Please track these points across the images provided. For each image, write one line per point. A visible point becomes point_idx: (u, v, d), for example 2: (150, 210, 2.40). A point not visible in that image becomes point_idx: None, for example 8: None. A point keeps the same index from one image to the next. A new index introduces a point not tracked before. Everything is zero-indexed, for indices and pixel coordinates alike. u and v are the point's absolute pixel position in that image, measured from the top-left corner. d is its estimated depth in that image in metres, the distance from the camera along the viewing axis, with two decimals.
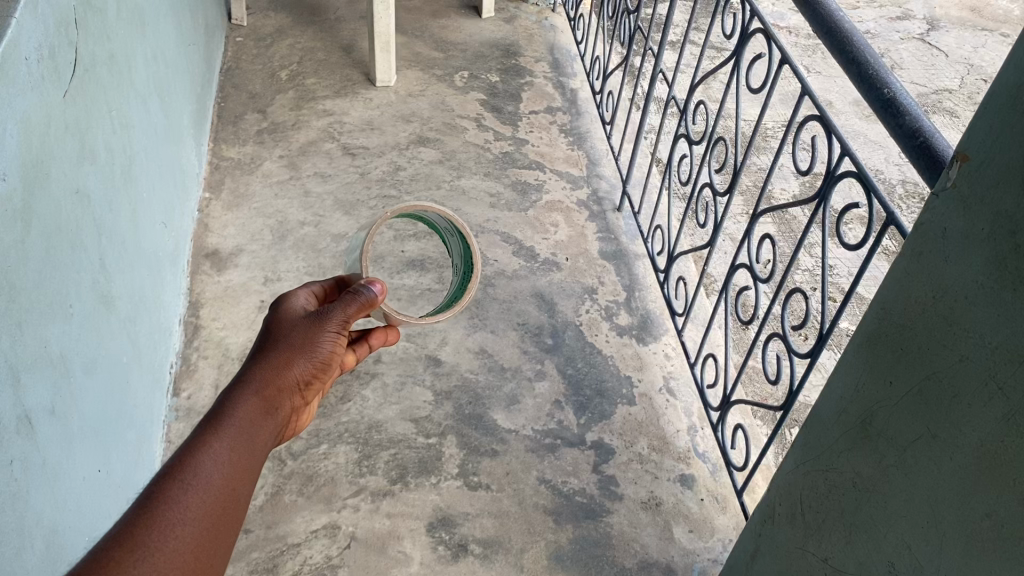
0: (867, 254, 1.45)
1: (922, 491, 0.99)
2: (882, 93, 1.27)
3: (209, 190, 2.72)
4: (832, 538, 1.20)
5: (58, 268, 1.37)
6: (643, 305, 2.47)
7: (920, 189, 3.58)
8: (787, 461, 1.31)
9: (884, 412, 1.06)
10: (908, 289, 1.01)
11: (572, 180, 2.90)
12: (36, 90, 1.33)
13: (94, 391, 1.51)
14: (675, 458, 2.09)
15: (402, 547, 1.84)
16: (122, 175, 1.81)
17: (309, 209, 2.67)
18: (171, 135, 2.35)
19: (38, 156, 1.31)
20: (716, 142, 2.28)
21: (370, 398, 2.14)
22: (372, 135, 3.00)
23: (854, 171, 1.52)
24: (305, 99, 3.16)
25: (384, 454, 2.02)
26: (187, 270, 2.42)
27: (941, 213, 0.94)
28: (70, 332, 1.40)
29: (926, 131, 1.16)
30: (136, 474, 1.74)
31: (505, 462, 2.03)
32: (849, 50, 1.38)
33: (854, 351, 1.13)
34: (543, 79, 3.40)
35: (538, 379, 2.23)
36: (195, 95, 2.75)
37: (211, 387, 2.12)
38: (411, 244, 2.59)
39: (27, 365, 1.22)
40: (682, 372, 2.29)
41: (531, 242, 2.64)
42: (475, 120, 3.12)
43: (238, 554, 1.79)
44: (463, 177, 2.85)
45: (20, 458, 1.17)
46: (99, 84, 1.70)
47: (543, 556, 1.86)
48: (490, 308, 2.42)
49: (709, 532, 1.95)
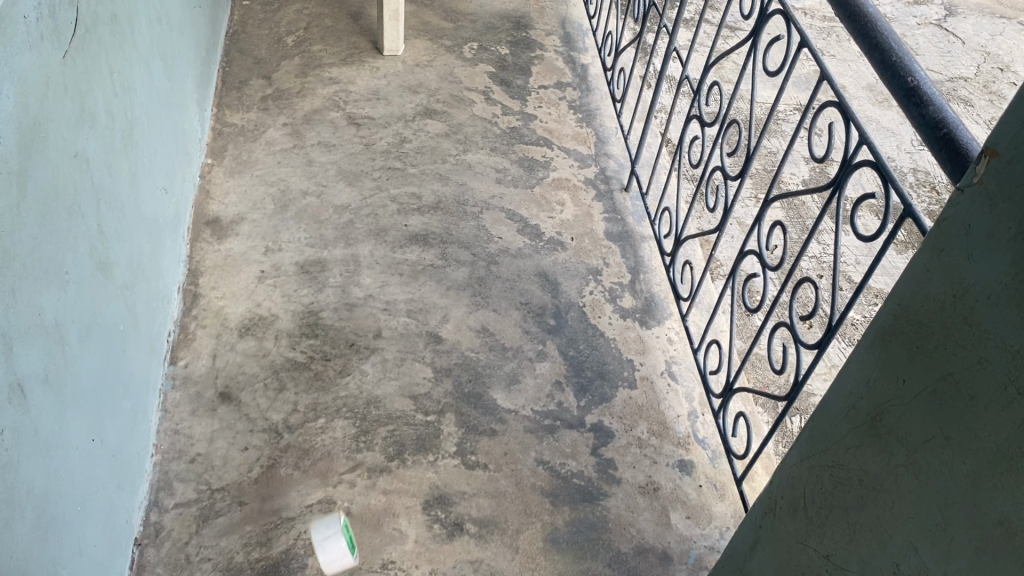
0: (881, 246, 1.43)
1: (932, 494, 0.97)
2: (905, 81, 1.23)
3: (211, 156, 2.68)
4: (834, 534, 1.19)
5: (54, 232, 1.34)
6: (647, 288, 2.44)
7: (932, 178, 3.54)
8: (792, 454, 1.29)
9: (896, 410, 1.04)
10: (926, 286, 0.98)
11: (580, 158, 2.86)
12: (35, 51, 1.29)
13: (88, 359, 1.48)
14: (674, 443, 2.07)
15: (397, 524, 1.83)
16: (123, 139, 1.78)
17: (312, 178, 2.64)
18: (175, 98, 2.31)
19: (36, 118, 1.28)
20: (729, 124, 2.24)
21: (369, 372, 2.12)
22: (379, 105, 2.96)
23: (871, 160, 1.49)
24: (311, 66, 3.11)
25: (382, 430, 2.00)
26: (188, 237, 2.38)
27: (966, 209, 0.91)
28: (65, 299, 1.38)
29: (949, 122, 1.12)
30: (130, 443, 1.72)
31: (503, 442, 2.02)
32: (873, 35, 1.34)
33: (868, 347, 1.10)
34: (553, 53, 3.35)
35: (539, 360, 2.21)
36: (199, 59, 2.71)
37: (209, 357, 2.11)
38: (414, 218, 2.55)
39: (21, 334, 1.19)
40: (685, 357, 2.27)
41: (536, 220, 2.61)
42: (483, 94, 3.08)
43: (232, 526, 1.78)
44: (469, 152, 2.82)
45: (11, 427, 1.15)
46: (100, 45, 1.66)
47: (539, 538, 1.85)
48: (492, 286, 2.39)
49: (706, 519, 1.93)
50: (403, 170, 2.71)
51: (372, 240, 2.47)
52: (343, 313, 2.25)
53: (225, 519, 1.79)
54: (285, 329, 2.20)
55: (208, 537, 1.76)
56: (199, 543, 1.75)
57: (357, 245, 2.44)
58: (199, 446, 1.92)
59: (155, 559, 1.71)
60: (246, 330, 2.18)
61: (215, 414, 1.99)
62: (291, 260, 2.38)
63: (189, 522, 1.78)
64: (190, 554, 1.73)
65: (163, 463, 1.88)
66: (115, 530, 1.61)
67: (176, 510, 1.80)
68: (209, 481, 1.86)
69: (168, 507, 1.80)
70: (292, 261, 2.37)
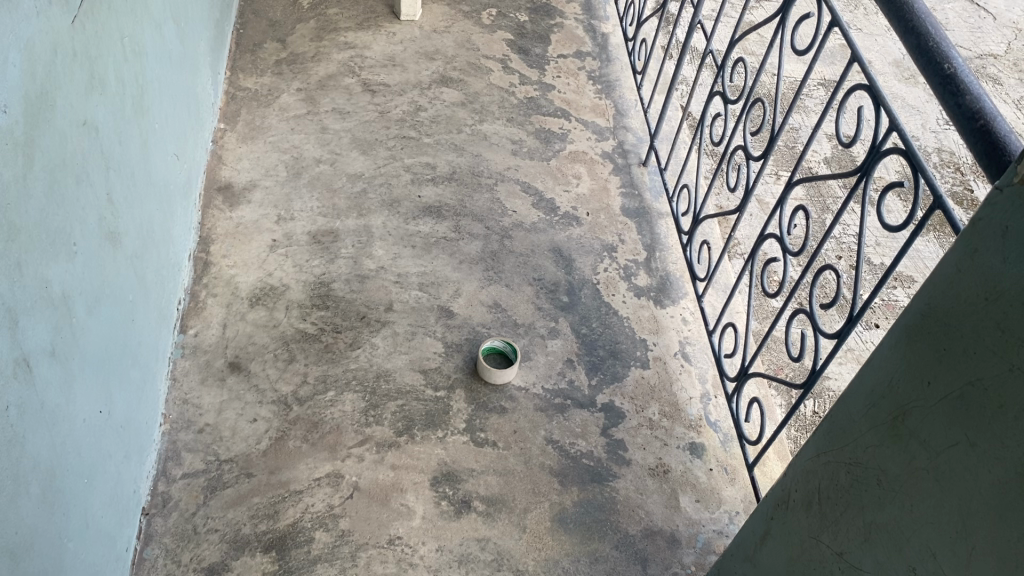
0: (908, 236, 1.39)
1: (954, 500, 0.95)
2: (942, 67, 1.17)
3: (224, 121, 2.65)
4: (849, 533, 1.16)
5: (62, 203, 1.32)
6: (663, 266, 2.41)
7: (957, 159, 3.47)
8: (808, 448, 1.27)
9: (919, 413, 1.01)
10: (957, 287, 0.95)
11: (598, 131, 2.81)
12: (43, 16, 1.26)
13: (96, 330, 1.47)
14: (685, 426, 2.05)
15: (405, 500, 1.82)
16: (134, 106, 1.74)
17: (326, 145, 2.60)
18: (187, 62, 2.27)
19: (44, 86, 1.25)
20: (754, 101, 2.17)
21: (380, 346, 2.10)
22: (394, 71, 2.91)
23: (902, 147, 1.44)
24: (326, 30, 3.05)
25: (391, 404, 1.99)
26: (199, 203, 2.36)
27: (1002, 210, 0.87)
28: (72, 272, 1.36)
29: (986, 113, 1.07)
30: (138, 413, 1.72)
31: (513, 420, 2.00)
32: (910, 19, 1.29)
33: (891, 345, 1.07)
34: (574, 21, 3.28)
35: (551, 337, 2.19)
36: (213, 21, 2.66)
37: (219, 326, 2.09)
38: (428, 189, 2.52)
39: (27, 306, 1.18)
40: (700, 338, 2.24)
41: (551, 194, 2.57)
42: (501, 62, 3.02)
43: (239, 499, 1.78)
44: (485, 122, 2.77)
45: (17, 403, 1.14)
46: (111, 9, 1.62)
47: (547, 518, 1.84)
48: (506, 260, 2.36)
49: (716, 503, 1.92)
50: (417, 139, 2.67)
51: (385, 211, 2.43)
52: (354, 285, 2.23)
53: (233, 491, 1.79)
54: (296, 299, 2.18)
55: (215, 508, 1.76)
56: (206, 514, 1.75)
57: (370, 216, 2.41)
58: (208, 416, 1.91)
59: (162, 529, 1.71)
60: (256, 300, 2.16)
61: (224, 384, 1.98)
62: (303, 229, 2.35)
63: (197, 493, 1.78)
64: (197, 525, 1.73)
65: (172, 433, 1.87)
66: (122, 500, 1.61)
67: (184, 480, 1.80)
68: (217, 452, 1.85)
69: (177, 477, 1.80)
70: (304, 231, 2.35)
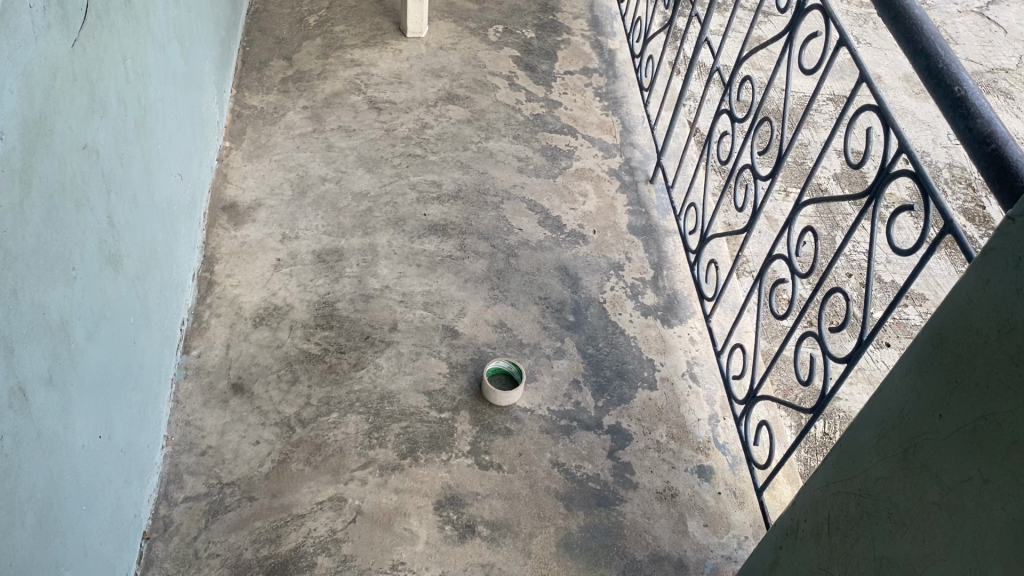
0: (921, 259, 1.36)
1: (968, 538, 0.91)
2: (952, 90, 1.15)
3: (230, 139, 2.65)
4: (859, 566, 1.14)
5: (61, 227, 1.30)
6: (670, 285, 2.38)
7: (968, 175, 3.43)
8: (818, 476, 1.24)
9: (930, 446, 0.98)
10: (969, 318, 0.92)
11: (605, 148, 2.79)
12: (42, 41, 1.25)
13: (94, 355, 1.45)
14: (694, 448, 2.02)
15: (408, 525, 1.80)
16: (136, 128, 1.74)
17: (332, 164, 2.59)
18: (193, 82, 2.27)
19: (41, 112, 1.24)
20: (762, 119, 2.13)
21: (384, 366, 2.08)
22: (400, 89, 2.90)
23: (912, 169, 1.42)
24: (332, 47, 3.05)
25: (395, 427, 1.96)
26: (204, 223, 2.35)
27: (1016, 240, 0.85)
28: (70, 297, 1.34)
29: (998, 137, 1.04)
30: (139, 436, 1.70)
31: (518, 443, 1.97)
32: (920, 41, 1.26)
33: (902, 376, 1.05)
34: (580, 38, 3.27)
35: (557, 358, 2.17)
36: (218, 40, 2.66)
37: (222, 346, 2.08)
38: (434, 207, 2.51)
39: (23, 335, 1.16)
40: (707, 358, 2.22)
41: (558, 212, 2.55)
42: (507, 78, 3.01)
43: (241, 523, 1.76)
44: (491, 139, 2.76)
45: (12, 433, 1.12)
46: (113, 29, 1.61)
47: (553, 542, 1.81)
48: (512, 279, 2.34)
49: (724, 527, 1.88)
50: (423, 157, 2.66)
51: (390, 230, 2.42)
52: (358, 305, 2.22)
53: (235, 514, 1.77)
54: (300, 319, 2.16)
55: (217, 533, 1.74)
56: (208, 539, 1.73)
57: (375, 234, 2.40)
58: (211, 438, 1.90)
59: (163, 554, 1.69)
60: (260, 320, 2.15)
61: (226, 406, 1.96)
62: (307, 248, 2.34)
63: (199, 517, 1.76)
64: (198, 550, 1.71)
65: (174, 455, 1.86)
66: (122, 526, 1.59)
67: (185, 504, 1.78)
68: (219, 475, 1.83)
69: (178, 501, 1.78)
70: (308, 250, 2.33)
